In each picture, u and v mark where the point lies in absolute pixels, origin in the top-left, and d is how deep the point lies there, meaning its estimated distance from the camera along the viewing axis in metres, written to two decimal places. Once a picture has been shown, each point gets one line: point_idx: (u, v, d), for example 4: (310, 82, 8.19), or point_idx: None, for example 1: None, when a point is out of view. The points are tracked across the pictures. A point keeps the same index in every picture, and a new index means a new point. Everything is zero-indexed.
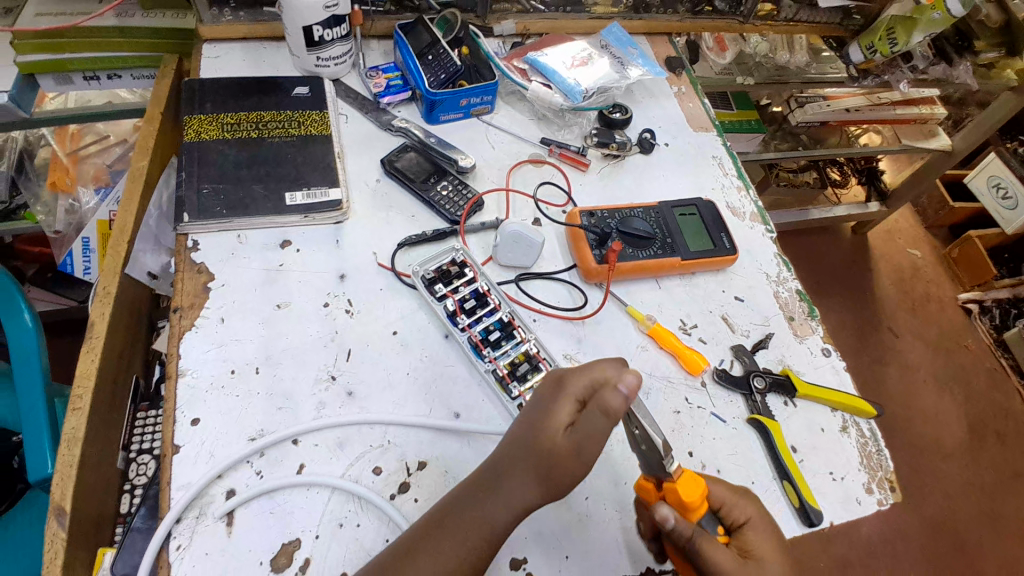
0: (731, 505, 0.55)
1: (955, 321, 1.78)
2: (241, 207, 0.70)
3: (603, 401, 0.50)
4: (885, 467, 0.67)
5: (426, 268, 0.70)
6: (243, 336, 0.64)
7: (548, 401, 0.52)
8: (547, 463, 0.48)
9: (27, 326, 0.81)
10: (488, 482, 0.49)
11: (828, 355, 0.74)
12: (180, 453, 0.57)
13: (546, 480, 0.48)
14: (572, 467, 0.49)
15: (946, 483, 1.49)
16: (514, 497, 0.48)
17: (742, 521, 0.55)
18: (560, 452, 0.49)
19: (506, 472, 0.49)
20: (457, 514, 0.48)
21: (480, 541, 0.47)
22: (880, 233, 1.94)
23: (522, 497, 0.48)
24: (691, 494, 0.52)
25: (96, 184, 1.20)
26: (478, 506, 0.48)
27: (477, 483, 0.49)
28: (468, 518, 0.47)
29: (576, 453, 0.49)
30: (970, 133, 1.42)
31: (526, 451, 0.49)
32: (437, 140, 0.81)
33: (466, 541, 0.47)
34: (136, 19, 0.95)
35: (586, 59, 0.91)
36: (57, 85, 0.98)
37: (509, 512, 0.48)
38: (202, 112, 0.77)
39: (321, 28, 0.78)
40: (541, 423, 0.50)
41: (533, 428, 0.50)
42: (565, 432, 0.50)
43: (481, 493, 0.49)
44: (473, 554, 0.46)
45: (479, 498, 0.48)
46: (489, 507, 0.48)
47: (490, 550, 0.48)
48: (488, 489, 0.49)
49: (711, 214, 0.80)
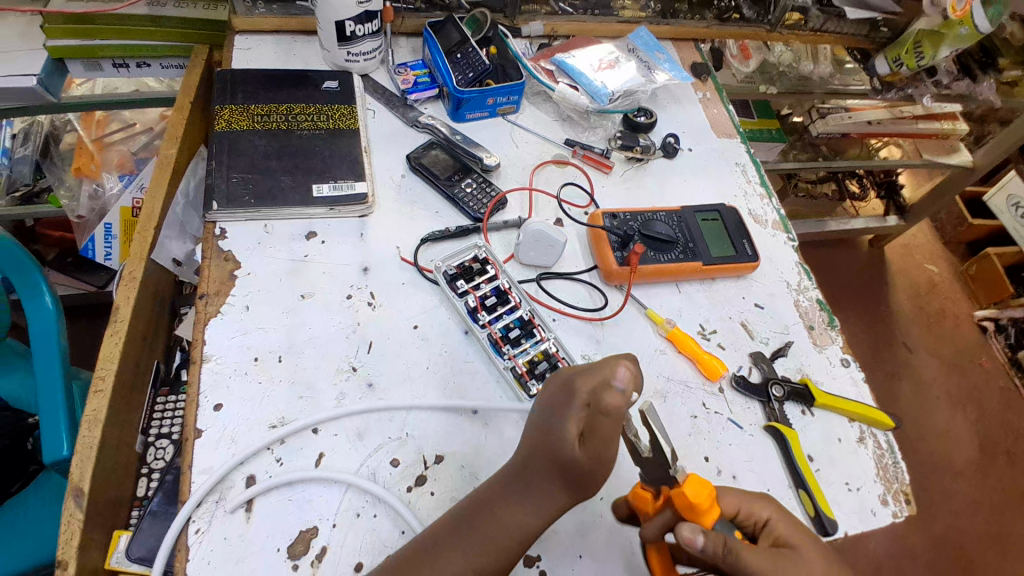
0: (748, 511, 0.52)
1: (970, 339, 1.76)
2: (269, 197, 0.71)
3: (603, 404, 0.48)
4: (900, 479, 0.67)
5: (448, 264, 0.71)
6: (267, 324, 0.65)
7: (558, 410, 0.51)
8: (566, 470, 0.49)
9: (48, 308, 0.85)
10: (506, 480, 0.51)
11: (847, 365, 0.74)
12: (203, 437, 0.58)
13: (562, 483, 0.50)
14: (589, 476, 0.49)
15: (956, 501, 1.48)
16: (535, 497, 0.50)
17: (765, 522, 0.51)
18: (576, 461, 0.49)
19: (528, 473, 0.51)
20: (477, 509, 0.50)
21: (508, 541, 0.49)
22: (897, 247, 1.92)
23: (540, 500, 0.50)
24: (702, 501, 0.47)
25: (120, 171, 1.22)
26: (502, 507, 0.50)
27: (497, 480, 0.51)
28: (488, 511, 0.50)
29: (596, 462, 0.48)
30: (992, 149, 1.41)
31: (540, 456, 0.50)
32: (462, 138, 0.82)
33: (492, 539, 0.48)
34: (167, 9, 0.97)
35: (613, 62, 0.91)
36: (86, 71, 1.00)
37: (535, 513, 0.50)
38: (234, 102, 0.78)
39: (354, 23, 0.80)
40: (555, 436, 0.50)
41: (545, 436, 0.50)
42: (578, 444, 0.49)
43: (498, 489, 0.51)
44: (501, 552, 0.48)
45: (502, 497, 0.50)
46: (510, 506, 0.50)
47: (520, 549, 0.49)
48: (505, 485, 0.51)
49: (734, 221, 0.80)
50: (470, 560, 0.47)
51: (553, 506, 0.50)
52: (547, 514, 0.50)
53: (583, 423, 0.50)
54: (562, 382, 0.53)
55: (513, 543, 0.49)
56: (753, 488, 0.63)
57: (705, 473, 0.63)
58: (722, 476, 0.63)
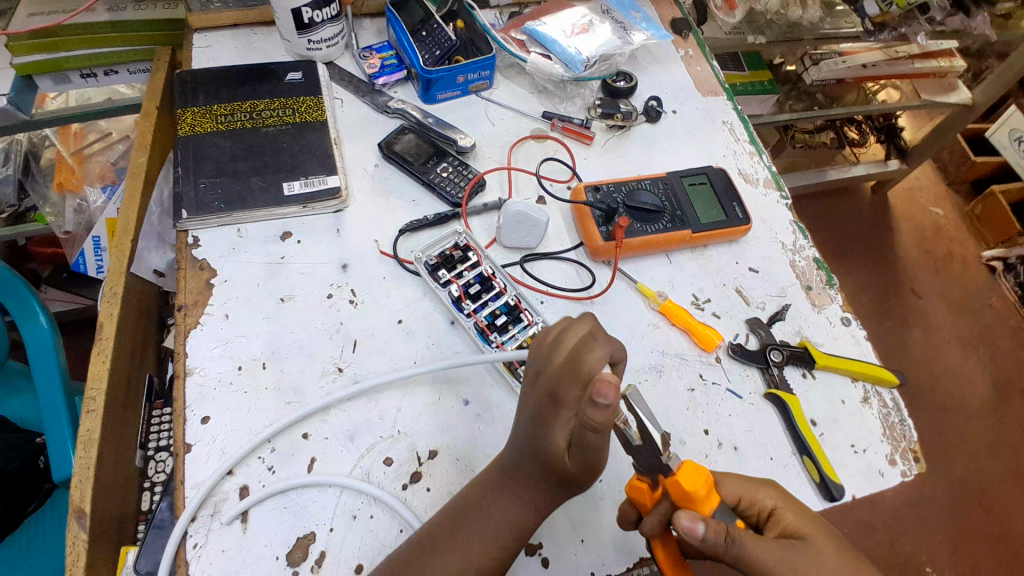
0: (751, 498, 0.50)
1: (978, 281, 1.73)
2: (239, 200, 0.69)
3: (590, 421, 0.46)
4: (908, 437, 0.65)
5: (429, 254, 0.69)
6: (248, 331, 0.64)
7: (546, 416, 0.50)
8: (552, 472, 0.50)
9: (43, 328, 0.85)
10: (492, 479, 0.53)
11: (847, 324, 0.72)
12: (193, 451, 0.57)
13: (548, 479, 0.51)
14: (579, 477, 0.51)
15: (972, 443, 1.46)
16: (527, 495, 0.52)
17: (769, 510, 0.50)
18: (567, 470, 0.50)
19: (518, 467, 0.52)
20: (473, 506, 0.51)
21: (510, 537, 0.51)
22: (901, 191, 1.87)
23: (534, 498, 0.52)
24: (697, 489, 0.47)
25: (103, 184, 1.18)
26: (497, 504, 0.51)
27: (482, 481, 0.53)
28: (484, 509, 0.51)
29: (584, 469, 0.50)
30: (991, 84, 1.35)
31: (535, 460, 0.51)
32: (435, 120, 0.79)
33: (490, 537, 0.50)
34: (128, 12, 0.94)
35: (587, 26, 0.86)
36: (55, 84, 0.97)
37: (523, 504, 0.51)
38: (195, 104, 0.75)
39: (310, 9, 0.76)
40: (544, 439, 0.50)
41: (537, 442, 0.50)
42: (567, 451, 0.50)
43: (488, 489, 0.52)
44: (500, 547, 0.50)
45: (494, 496, 0.52)
46: (503, 504, 0.51)
47: (517, 540, 0.51)
48: (495, 485, 0.52)
49: (723, 183, 0.77)
50: (474, 559, 0.49)
51: (541, 495, 0.52)
52: (534, 502, 0.52)
53: (569, 431, 0.49)
54: (543, 389, 0.50)
55: (512, 540, 0.51)
56: (755, 457, 0.62)
57: (704, 447, 0.62)
58: (723, 448, 0.62)
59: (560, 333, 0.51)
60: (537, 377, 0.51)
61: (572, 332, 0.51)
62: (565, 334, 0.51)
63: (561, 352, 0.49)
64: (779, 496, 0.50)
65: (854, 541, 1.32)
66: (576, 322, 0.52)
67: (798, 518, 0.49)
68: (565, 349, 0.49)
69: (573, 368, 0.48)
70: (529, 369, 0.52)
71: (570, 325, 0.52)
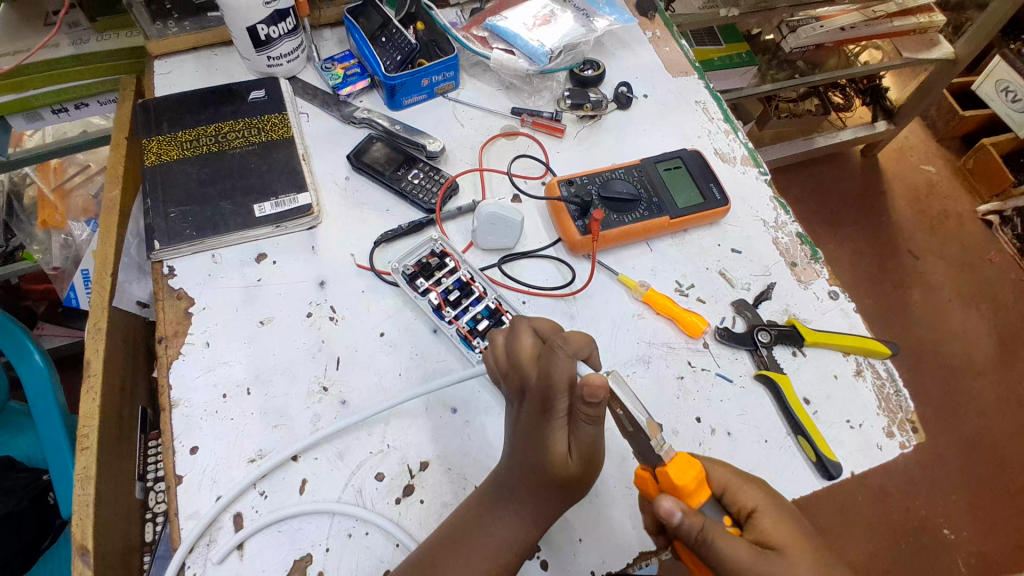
0: (736, 490, 0.50)
1: (975, 236, 1.71)
2: (211, 226, 0.68)
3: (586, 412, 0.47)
4: (905, 408, 0.64)
5: (405, 263, 0.68)
6: (230, 358, 0.63)
7: (540, 426, 0.50)
8: (553, 479, 0.50)
9: (38, 365, 0.85)
10: (489, 494, 0.52)
11: (835, 297, 0.71)
12: (184, 482, 0.57)
13: (541, 485, 0.51)
14: (576, 480, 0.50)
15: (979, 400, 1.45)
16: (525, 506, 0.51)
17: (751, 509, 0.50)
18: (572, 474, 0.49)
19: (513, 480, 0.52)
20: (470, 524, 0.51)
21: (510, 552, 0.50)
22: (890, 152, 1.85)
23: (534, 510, 0.51)
24: (687, 479, 0.48)
25: (86, 216, 1.18)
26: (499, 519, 0.51)
27: (478, 500, 0.53)
28: (482, 527, 0.51)
29: (588, 468, 0.50)
30: (972, 37, 1.33)
31: (530, 469, 0.51)
32: (402, 127, 0.78)
33: (491, 556, 0.49)
34: (92, 45, 0.91)
35: (549, 16, 0.85)
36: (28, 123, 0.98)
37: (524, 517, 0.51)
38: (160, 132, 0.74)
39: (266, 26, 0.75)
40: (538, 445, 0.50)
41: (531, 451, 0.51)
42: (569, 453, 0.49)
43: (485, 504, 0.52)
44: (501, 562, 0.49)
45: (490, 512, 0.51)
46: (501, 521, 0.51)
47: (517, 554, 0.50)
48: (491, 500, 0.52)
49: (698, 165, 0.76)
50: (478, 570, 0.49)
51: (536, 506, 0.51)
52: (532, 514, 0.51)
53: (568, 433, 0.49)
54: (534, 400, 0.50)
55: (512, 555, 0.50)
56: (750, 441, 0.61)
57: (698, 436, 0.61)
58: (716, 434, 0.61)
59: (511, 347, 0.53)
60: (523, 392, 0.52)
61: (522, 341, 0.52)
62: (517, 347, 0.52)
63: (526, 362, 0.51)
64: (763, 496, 0.50)
65: (866, 510, 1.31)
66: (517, 330, 0.53)
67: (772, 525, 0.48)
68: (528, 358, 0.51)
69: (546, 378, 0.49)
70: (511, 387, 0.53)
71: (515, 335, 0.53)
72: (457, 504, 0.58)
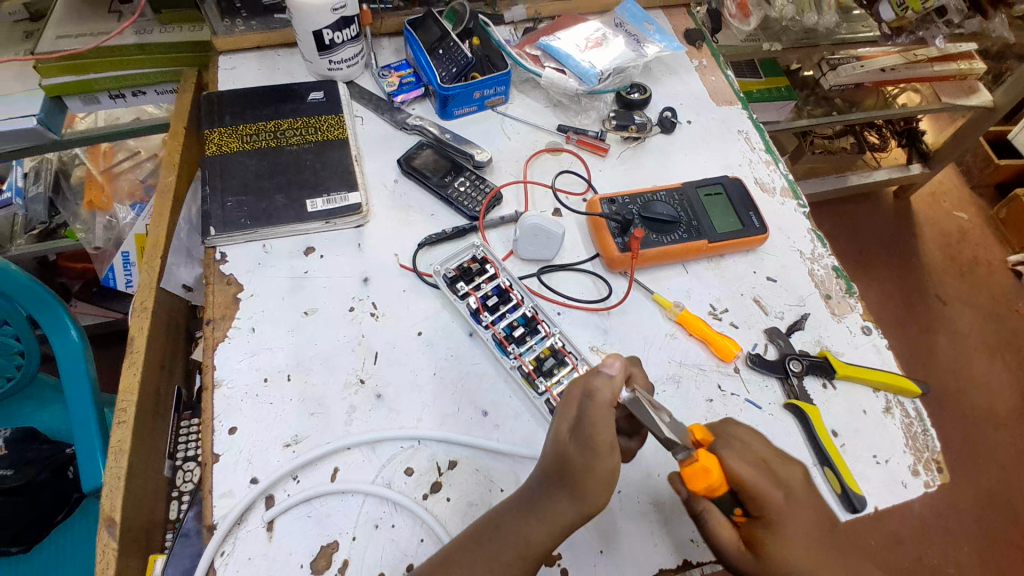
0: (752, 494, 0.52)
1: (1005, 286, 1.68)
2: (264, 217, 0.71)
3: (595, 391, 0.52)
4: (931, 448, 0.64)
5: (447, 267, 0.70)
6: (274, 344, 0.66)
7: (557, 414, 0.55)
8: (569, 477, 0.51)
9: (73, 340, 0.86)
10: (514, 503, 0.53)
11: (868, 333, 0.71)
12: (220, 461, 0.59)
13: (559, 482, 0.52)
14: (579, 474, 0.51)
15: (1001, 454, 1.42)
16: (550, 517, 0.51)
17: (760, 511, 0.52)
18: (568, 456, 0.52)
19: (535, 494, 0.52)
20: (490, 532, 0.51)
21: (515, 557, 0.50)
22: (923, 195, 1.84)
23: (541, 521, 0.51)
24: (698, 483, 0.51)
25: (131, 200, 1.23)
26: (519, 525, 0.51)
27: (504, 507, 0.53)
28: (499, 534, 0.51)
29: (590, 457, 0.51)
30: (1010, 88, 1.33)
31: (549, 469, 0.53)
32: (452, 136, 0.81)
33: (499, 557, 0.50)
34: (155, 35, 0.95)
35: (601, 40, 0.88)
36: (84, 105, 1.01)
37: (542, 526, 0.51)
38: (222, 124, 0.78)
39: (332, 31, 0.78)
40: (555, 437, 0.53)
41: (552, 442, 0.54)
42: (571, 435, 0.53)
43: (509, 511, 0.53)
44: (507, 569, 0.49)
45: (514, 517, 0.52)
46: (522, 526, 0.51)
47: (524, 568, 0.50)
48: (514, 509, 0.52)
49: (739, 193, 0.77)
50: (496, 571, 0.49)
51: (552, 510, 0.51)
52: (549, 523, 0.51)
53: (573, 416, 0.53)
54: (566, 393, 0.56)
55: (517, 559, 0.50)
56: None
57: None
58: None
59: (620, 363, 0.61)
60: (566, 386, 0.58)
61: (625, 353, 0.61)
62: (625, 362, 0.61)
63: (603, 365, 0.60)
64: (781, 504, 0.52)
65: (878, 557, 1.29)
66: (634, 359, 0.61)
67: (768, 532, 0.52)
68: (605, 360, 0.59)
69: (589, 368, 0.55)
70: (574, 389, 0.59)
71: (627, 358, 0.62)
72: (482, 504, 0.59)
